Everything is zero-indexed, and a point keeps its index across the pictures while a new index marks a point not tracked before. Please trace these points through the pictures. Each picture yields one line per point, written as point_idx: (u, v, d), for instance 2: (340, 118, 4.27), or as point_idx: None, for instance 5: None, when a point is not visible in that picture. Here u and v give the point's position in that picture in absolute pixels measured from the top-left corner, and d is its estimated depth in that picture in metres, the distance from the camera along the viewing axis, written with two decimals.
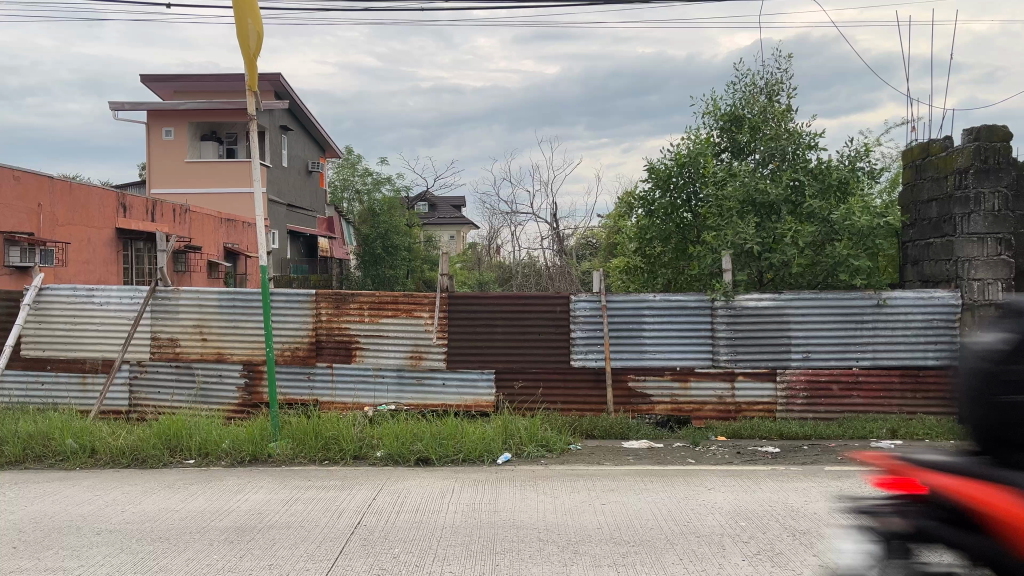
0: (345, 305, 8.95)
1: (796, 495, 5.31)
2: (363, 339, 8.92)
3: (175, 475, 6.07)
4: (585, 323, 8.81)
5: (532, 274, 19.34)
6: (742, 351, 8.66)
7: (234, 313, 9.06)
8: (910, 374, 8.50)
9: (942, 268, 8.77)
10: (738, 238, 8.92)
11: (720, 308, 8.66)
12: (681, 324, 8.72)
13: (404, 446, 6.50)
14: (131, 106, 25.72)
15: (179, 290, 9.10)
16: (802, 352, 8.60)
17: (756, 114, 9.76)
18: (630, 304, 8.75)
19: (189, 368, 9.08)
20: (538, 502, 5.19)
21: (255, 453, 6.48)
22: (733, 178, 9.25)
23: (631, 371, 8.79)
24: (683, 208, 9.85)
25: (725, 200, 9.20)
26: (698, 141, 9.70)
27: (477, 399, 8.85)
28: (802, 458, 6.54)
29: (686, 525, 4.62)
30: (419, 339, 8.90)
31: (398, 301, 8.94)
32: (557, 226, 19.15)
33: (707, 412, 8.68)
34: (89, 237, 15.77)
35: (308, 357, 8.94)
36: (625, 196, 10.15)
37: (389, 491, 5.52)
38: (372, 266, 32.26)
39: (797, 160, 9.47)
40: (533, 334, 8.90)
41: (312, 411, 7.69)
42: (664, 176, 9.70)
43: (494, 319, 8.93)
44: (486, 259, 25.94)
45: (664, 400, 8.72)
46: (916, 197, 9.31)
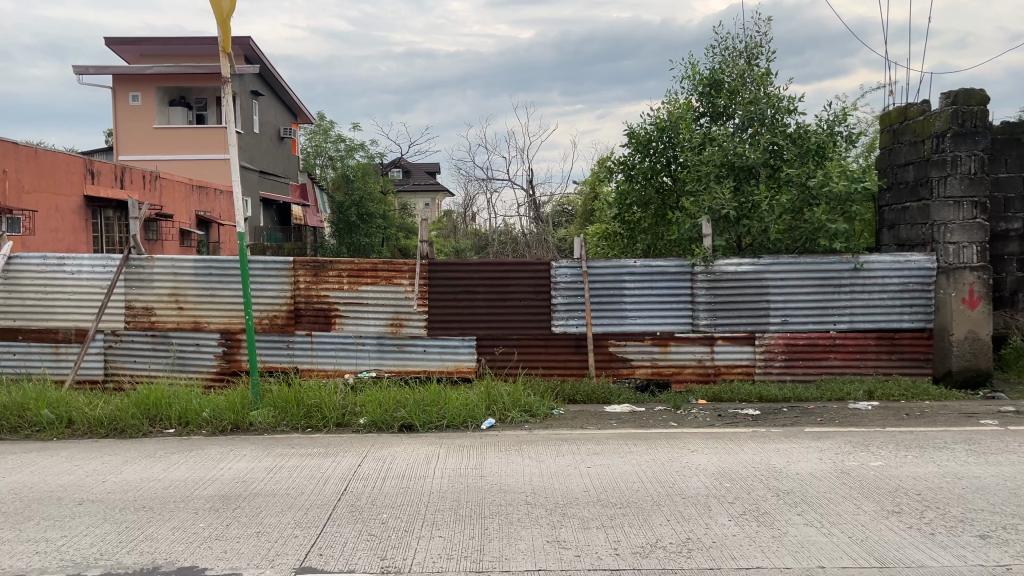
0: (324, 273, 8.86)
1: (778, 456, 5.39)
2: (343, 307, 8.85)
3: (155, 444, 6.00)
4: (566, 289, 8.81)
5: (508, 241, 19.23)
6: (721, 315, 8.72)
7: (210, 281, 8.93)
8: (885, 336, 8.62)
9: (918, 232, 8.86)
10: (716, 204, 8.90)
11: (700, 273, 8.70)
12: (661, 289, 8.75)
13: (387, 413, 6.48)
14: (95, 70, 25.03)
15: (153, 259, 8.94)
16: (780, 316, 8.68)
17: (735, 78, 9.71)
18: (610, 269, 8.75)
19: (165, 337, 8.96)
20: (523, 466, 5.20)
21: (236, 421, 6.42)
22: (712, 143, 9.20)
23: (611, 336, 8.81)
24: (663, 174, 9.80)
25: (704, 164, 9.15)
26: (677, 105, 9.62)
27: (458, 365, 8.84)
28: (782, 420, 6.63)
29: (671, 487, 4.66)
30: (399, 306, 8.85)
31: (377, 268, 8.85)
32: (533, 193, 19.05)
33: (687, 375, 8.76)
34: (57, 205, 15.43)
35: (287, 325, 8.86)
36: (605, 162, 10.06)
37: (374, 458, 5.50)
38: (347, 233, 31.94)
39: (776, 126, 9.43)
40: (514, 300, 8.87)
41: (292, 378, 7.63)
42: (643, 142, 9.63)
43: (475, 286, 8.88)
44: (462, 226, 25.76)
45: (644, 364, 8.78)
46: (893, 161, 9.36)
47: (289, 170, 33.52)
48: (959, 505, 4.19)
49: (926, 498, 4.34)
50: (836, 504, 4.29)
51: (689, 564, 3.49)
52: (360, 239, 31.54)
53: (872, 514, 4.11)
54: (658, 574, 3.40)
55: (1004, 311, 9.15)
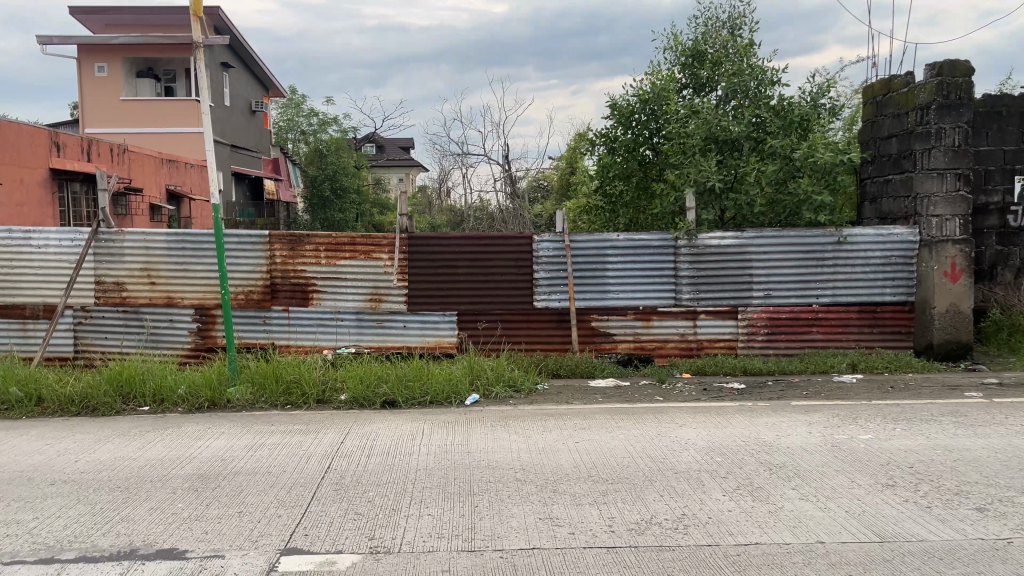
0: (301, 247, 8.65)
1: (768, 430, 5.34)
2: (321, 281, 8.67)
3: (129, 422, 5.80)
4: (549, 263, 8.68)
5: (484, 217, 19.02)
6: (704, 289, 8.67)
7: (184, 255, 8.68)
8: (867, 310, 8.63)
9: (900, 205, 8.86)
10: (701, 176, 8.73)
11: (683, 246, 8.62)
12: (645, 263, 8.65)
13: (369, 389, 6.35)
14: (59, 39, 24.26)
15: (124, 233, 8.66)
16: (764, 290, 8.64)
17: (719, 49, 9.54)
18: (594, 242, 8.63)
19: (137, 312, 8.71)
20: (510, 442, 5.10)
21: (213, 399, 6.24)
22: (695, 116, 9.04)
23: (594, 311, 8.72)
24: (646, 145, 9.63)
25: (688, 137, 8.96)
26: (661, 77, 9.43)
27: (439, 341, 8.71)
28: (768, 394, 6.59)
29: (662, 462, 4.59)
30: (378, 280, 8.68)
31: (356, 242, 8.66)
32: (509, 168, 18.82)
33: (670, 349, 8.71)
34: (21, 178, 14.96)
35: (263, 300, 8.65)
36: (586, 134, 9.88)
37: (357, 434, 5.37)
38: (321, 209, 31.46)
39: (760, 98, 9.27)
40: (496, 274, 8.73)
41: (269, 354, 7.45)
42: (626, 114, 9.47)
43: (456, 260, 8.72)
44: (438, 201, 25.50)
45: (627, 338, 8.70)
46: (876, 134, 9.32)
47: (261, 144, 32.91)
48: (952, 478, 4.17)
49: (919, 471, 4.31)
50: (830, 478, 4.23)
51: (687, 540, 3.41)
52: (334, 214, 31.12)
53: (867, 487, 4.06)
54: (655, 550, 3.31)
55: (982, 285, 9.21)
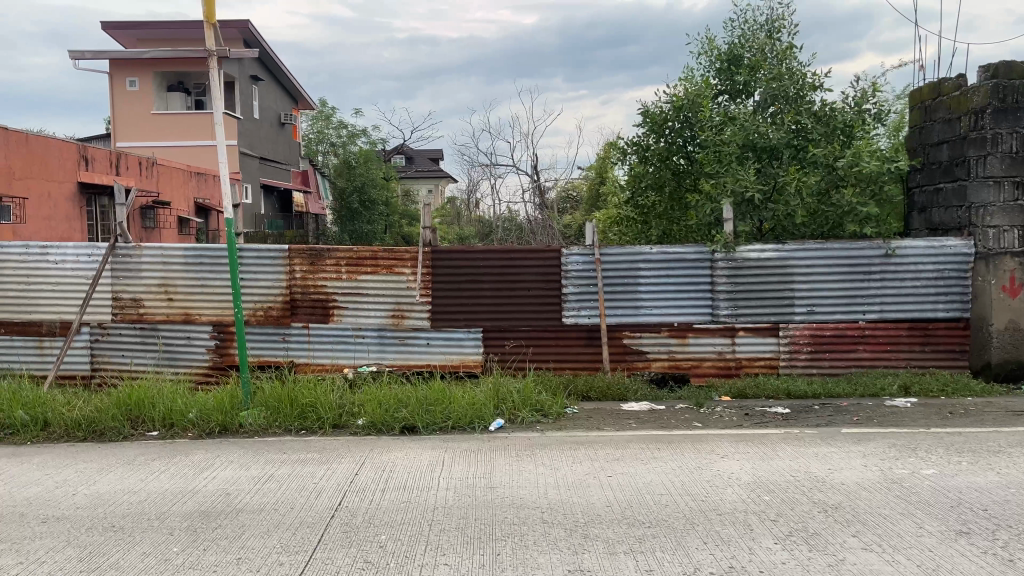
0: (321, 261, 8.37)
1: (819, 463, 4.88)
2: (342, 297, 8.37)
3: (136, 449, 5.52)
4: (578, 278, 8.29)
5: (512, 228, 18.66)
6: (742, 305, 8.22)
7: (202, 271, 8.43)
8: (918, 327, 8.11)
9: (953, 215, 8.34)
10: (738, 186, 8.22)
11: (720, 260, 8.18)
12: (679, 278, 8.24)
13: (388, 413, 5.99)
14: (92, 54, 24.48)
15: (142, 248, 8.44)
16: (806, 306, 8.17)
17: (756, 53, 9.09)
18: (626, 256, 8.22)
19: (154, 330, 8.48)
20: (537, 476, 4.70)
21: (225, 424, 5.93)
22: (731, 122, 8.60)
23: (626, 328, 8.31)
24: (679, 154, 9.20)
25: (724, 144, 8.49)
26: (695, 83, 9.01)
27: (463, 359, 8.36)
28: (815, 420, 6.11)
29: (704, 501, 4.17)
30: (400, 296, 8.35)
31: (378, 256, 8.35)
32: (537, 179, 18.47)
33: (707, 369, 8.27)
34: (49, 192, 14.94)
35: (282, 317, 8.38)
36: (617, 143, 9.48)
37: (372, 465, 5.02)
38: (349, 221, 31.36)
39: (800, 103, 8.78)
40: (523, 290, 8.36)
41: (286, 375, 7.14)
42: (659, 122, 9.06)
43: (481, 275, 8.37)
44: (465, 213, 25.23)
45: (661, 357, 8.28)
46: (925, 140, 8.81)
47: (290, 157, 32.96)
48: None
49: (995, 515, 3.84)
50: (895, 523, 3.78)
51: None
52: (363, 226, 31.01)
53: (938, 535, 3.61)
54: None
55: None
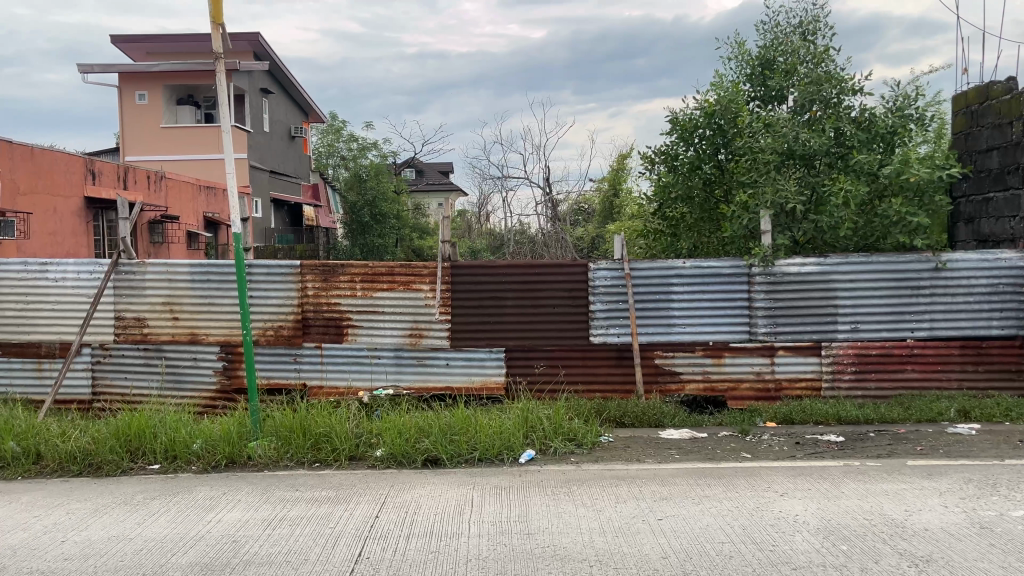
0: (334, 278, 7.96)
1: (893, 503, 4.37)
2: (356, 315, 7.95)
3: (134, 486, 5.06)
4: (607, 294, 7.81)
5: (525, 242, 18.21)
6: (782, 322, 7.73)
7: (209, 289, 8.00)
8: (971, 345, 7.58)
9: (1004, 226, 7.81)
10: (779, 196, 7.72)
11: (757, 275, 7.70)
12: (714, 294, 7.77)
13: (408, 443, 5.51)
14: (101, 68, 24.28)
15: (146, 264, 8.02)
16: (850, 324, 7.67)
17: (790, 56, 8.61)
18: (657, 270, 7.75)
19: (159, 351, 8.06)
20: (578, 519, 4.21)
21: (232, 456, 5.47)
22: (768, 129, 8.10)
23: (658, 347, 7.83)
24: (710, 163, 8.72)
25: (761, 152, 8.00)
26: (727, 87, 8.54)
27: (486, 381, 7.89)
28: (875, 449, 5.58)
29: (774, 552, 3.67)
30: (418, 314, 7.90)
31: (394, 272, 7.91)
32: (550, 191, 18.05)
33: (744, 391, 7.79)
34: (55, 206, 14.61)
35: (294, 337, 7.97)
36: (644, 151, 9.01)
37: (394, 505, 4.54)
38: (360, 235, 30.98)
39: (840, 108, 8.29)
40: (548, 307, 7.88)
41: (298, 400, 6.67)
42: (689, 129, 8.59)
43: (504, 291, 7.90)
44: (478, 226, 24.79)
45: (695, 378, 7.81)
46: (972, 147, 8.32)
47: (300, 170, 32.65)
48: None
49: None
50: None
51: None
52: (374, 240, 30.63)
53: None
54: None
55: None
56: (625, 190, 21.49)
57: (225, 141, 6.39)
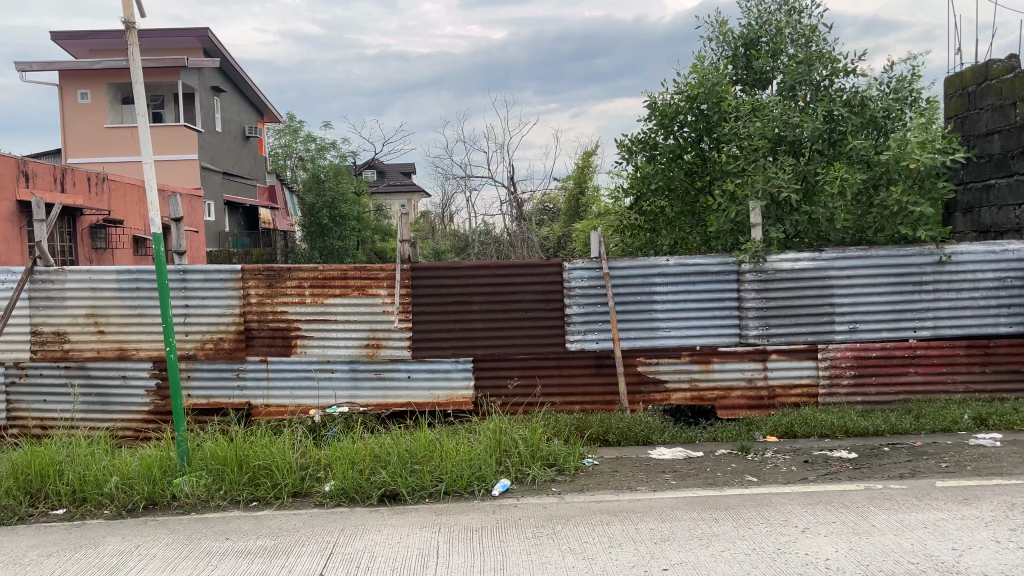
0: (281, 283, 7.14)
1: (937, 539, 3.70)
2: (306, 325, 7.15)
3: (29, 539, 4.19)
4: (584, 296, 7.09)
5: (490, 242, 17.47)
6: (775, 323, 7.10)
7: (138, 298, 7.10)
8: (977, 345, 7.02)
9: (1008, 215, 7.25)
10: (771, 186, 7.07)
11: (748, 272, 7.05)
12: (701, 294, 7.11)
13: (362, 476, 4.72)
14: (39, 65, 22.96)
15: (65, 271, 7.09)
16: (848, 323, 7.07)
17: (775, 36, 7.99)
18: (639, 269, 7.06)
19: (81, 369, 7.15)
20: (566, 573, 3.45)
21: (153, 496, 4.63)
22: (757, 113, 7.45)
23: (641, 353, 7.15)
24: (691, 152, 8.07)
25: (750, 138, 7.34)
26: (710, 68, 7.88)
27: (451, 396, 7.12)
28: (895, 468, 4.94)
29: None
30: (375, 322, 7.11)
31: (348, 276, 7.11)
32: (515, 190, 17.34)
33: (735, 399, 7.14)
34: None
35: (236, 350, 7.14)
36: (620, 140, 8.31)
37: (342, 558, 3.74)
38: (319, 238, 29.91)
39: (830, 91, 7.68)
40: (519, 312, 7.14)
41: (236, 425, 5.82)
42: (669, 115, 7.91)
43: (471, 294, 7.13)
44: (441, 227, 23.96)
45: (681, 387, 7.15)
46: (971, 131, 7.78)
47: (255, 171, 31.50)
48: None
49: None
50: None
51: None
52: (333, 242, 29.57)
53: None
54: None
55: None
56: (591, 188, 20.84)
57: (142, 140, 5.36)
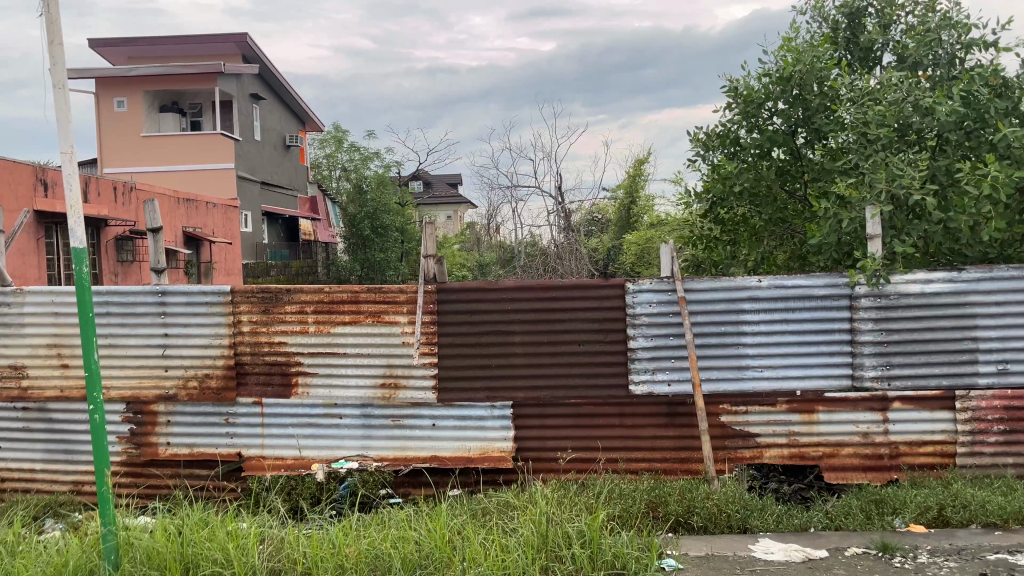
0: (278, 308, 5.83)
1: None
2: (309, 359, 5.82)
3: None
4: (653, 326, 5.62)
5: (537, 255, 16.04)
6: (899, 363, 5.56)
7: (110, 326, 5.88)
8: None
9: None
10: (896, 185, 5.49)
11: (865, 298, 5.53)
12: (803, 325, 5.60)
13: None
14: (76, 73, 22.36)
15: (24, 294, 5.88)
16: (995, 364, 5.49)
17: (890, 1, 6.44)
18: (723, 293, 5.59)
19: (43, 411, 5.95)
20: None
21: None
22: (874, 95, 5.90)
23: (725, 400, 5.68)
24: (782, 147, 6.56)
25: (867, 126, 5.78)
26: (809, 42, 6.35)
27: (486, 451, 5.73)
28: None
29: None
30: (392, 357, 5.76)
31: (359, 300, 5.76)
32: (563, 199, 15.89)
33: (845, 459, 5.62)
34: None
35: (224, 391, 5.85)
36: (694, 134, 6.86)
37: None
38: (360, 249, 28.75)
39: (965, 68, 6.10)
40: (571, 346, 5.71)
41: (207, 506, 4.45)
42: (755, 101, 6.43)
43: (512, 324, 5.73)
44: (487, 239, 22.62)
45: (776, 442, 5.67)
46: None
47: (295, 181, 30.71)
48: None
49: None
50: None
51: None
52: (376, 255, 28.42)
53: None
54: None
55: None
56: (643, 198, 19.34)
57: None
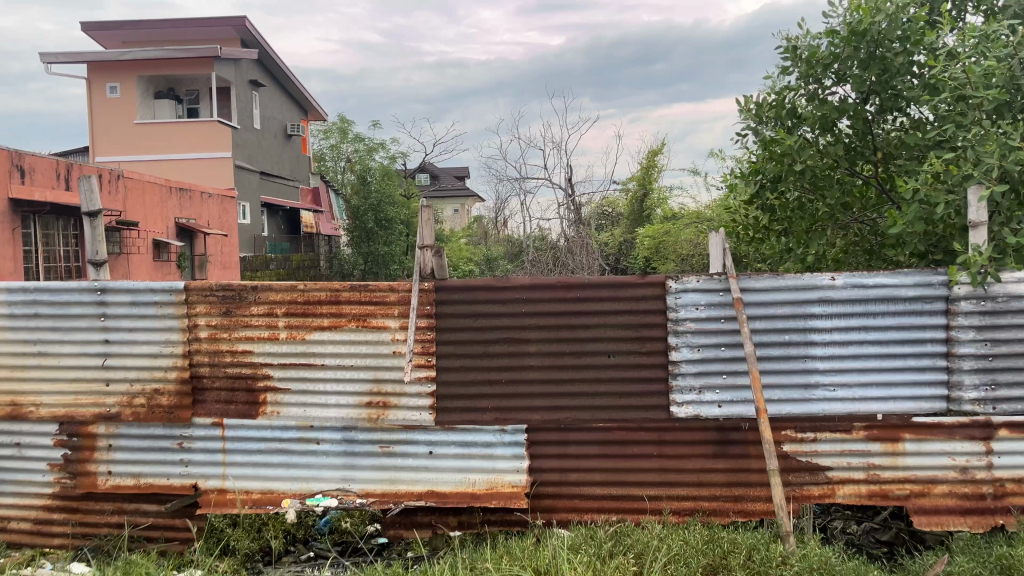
0: (242, 309, 4.79)
1: None
2: (280, 372, 4.77)
3: None
4: (700, 334, 4.55)
5: (547, 250, 14.96)
6: (1007, 381, 4.47)
7: (40, 330, 4.85)
8: None
9: None
10: (1010, 158, 4.38)
11: (967, 300, 4.44)
12: (886, 334, 4.52)
13: None
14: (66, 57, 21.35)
15: None
16: None
17: None
18: (787, 294, 4.52)
19: None
20: None
21: None
22: (974, 50, 4.80)
23: (788, 426, 4.61)
24: (852, 118, 5.48)
25: (968, 87, 4.67)
26: None
27: (495, 486, 4.68)
28: None
29: None
30: (380, 370, 4.70)
31: (340, 299, 4.71)
32: (574, 190, 14.82)
33: (937, 499, 4.55)
34: None
35: (177, 410, 4.81)
36: (744, 105, 5.77)
37: None
38: (362, 242, 27.55)
39: None
40: (598, 358, 4.65)
41: None
42: (821, 62, 5.34)
43: (526, 332, 4.67)
44: (495, 232, 21.56)
45: (850, 477, 4.60)
46: None
47: (296, 172, 29.69)
48: None
49: None
50: None
51: None
52: (380, 248, 27.31)
53: None
54: None
55: None
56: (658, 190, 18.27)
57: None
